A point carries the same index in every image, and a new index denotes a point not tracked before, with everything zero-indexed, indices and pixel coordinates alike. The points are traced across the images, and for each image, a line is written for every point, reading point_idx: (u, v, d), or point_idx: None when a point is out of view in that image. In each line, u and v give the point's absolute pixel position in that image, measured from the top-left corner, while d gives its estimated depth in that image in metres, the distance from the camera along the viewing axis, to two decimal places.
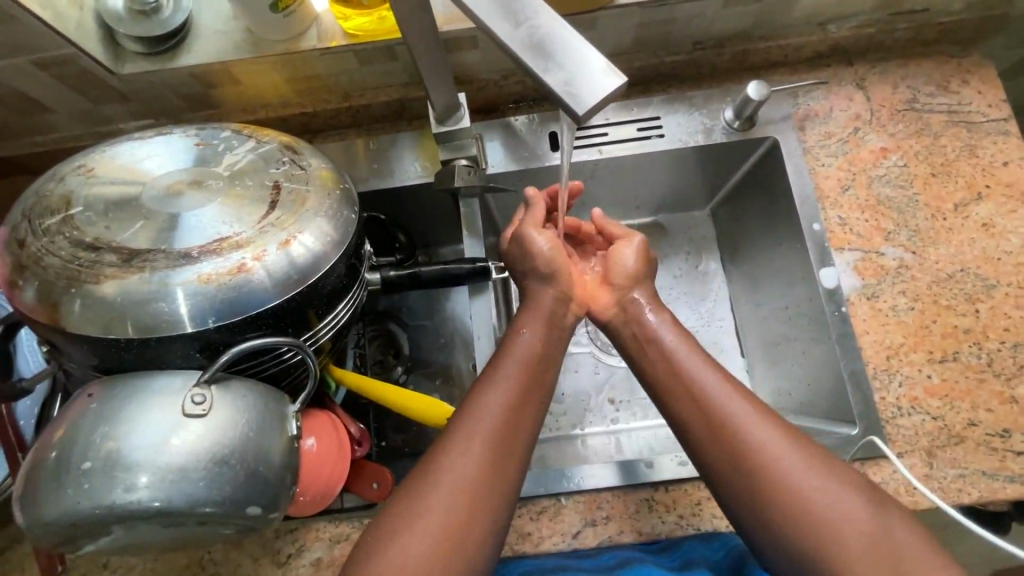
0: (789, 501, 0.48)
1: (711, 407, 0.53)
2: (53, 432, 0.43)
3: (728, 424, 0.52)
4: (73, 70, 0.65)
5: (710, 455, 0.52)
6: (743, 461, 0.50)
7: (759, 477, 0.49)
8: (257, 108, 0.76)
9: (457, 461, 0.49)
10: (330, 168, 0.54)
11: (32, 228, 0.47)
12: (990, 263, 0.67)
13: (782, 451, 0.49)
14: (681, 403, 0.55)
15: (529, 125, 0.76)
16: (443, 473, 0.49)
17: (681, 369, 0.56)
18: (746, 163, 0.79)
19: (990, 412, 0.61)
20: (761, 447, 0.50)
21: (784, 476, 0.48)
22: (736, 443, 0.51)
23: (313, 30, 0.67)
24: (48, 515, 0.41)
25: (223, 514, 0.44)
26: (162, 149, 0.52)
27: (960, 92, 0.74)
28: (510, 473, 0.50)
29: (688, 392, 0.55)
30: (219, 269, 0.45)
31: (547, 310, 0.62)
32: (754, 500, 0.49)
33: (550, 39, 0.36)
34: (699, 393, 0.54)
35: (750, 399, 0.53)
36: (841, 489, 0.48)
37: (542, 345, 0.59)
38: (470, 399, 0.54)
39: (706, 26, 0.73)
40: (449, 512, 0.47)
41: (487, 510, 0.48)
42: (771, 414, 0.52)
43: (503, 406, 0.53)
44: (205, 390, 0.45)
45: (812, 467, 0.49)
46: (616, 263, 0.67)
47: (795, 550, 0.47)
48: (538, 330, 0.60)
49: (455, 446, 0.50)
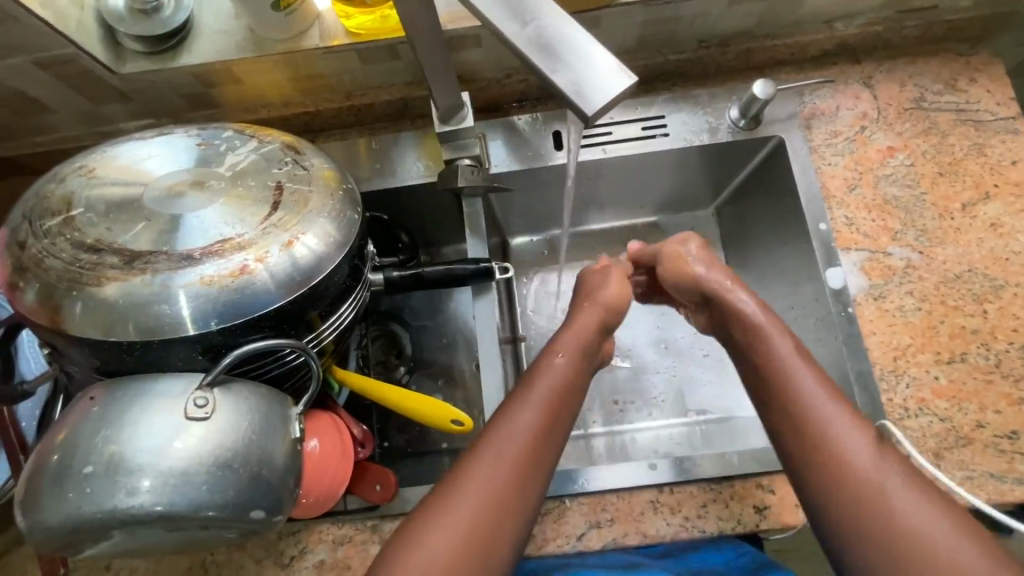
0: (827, 460, 0.49)
1: (772, 371, 0.55)
2: (54, 436, 0.43)
3: (802, 405, 0.52)
4: (73, 69, 0.64)
5: (779, 429, 0.53)
6: (812, 441, 0.50)
7: (825, 459, 0.49)
8: (258, 107, 0.75)
9: (480, 480, 0.49)
10: (332, 168, 0.53)
11: (33, 230, 0.46)
12: (998, 263, 0.66)
13: (851, 436, 0.49)
14: (762, 381, 0.56)
15: (533, 124, 0.75)
16: (463, 493, 0.48)
17: (764, 349, 0.57)
18: (752, 162, 0.78)
19: (998, 414, 0.61)
20: (834, 430, 0.50)
21: (851, 461, 0.48)
22: (809, 423, 0.51)
23: (315, 29, 0.67)
24: (49, 520, 0.41)
25: (226, 518, 0.43)
26: (163, 149, 0.52)
27: (968, 91, 0.73)
28: (527, 499, 0.50)
29: (768, 371, 0.55)
30: (221, 270, 0.45)
31: (586, 332, 0.62)
32: (817, 480, 0.49)
33: (557, 39, 0.35)
34: (779, 374, 0.55)
35: (832, 388, 0.53)
36: (906, 489, 0.46)
37: (574, 369, 0.58)
38: (497, 420, 0.53)
39: (712, 24, 0.72)
40: (467, 531, 0.47)
41: (503, 534, 0.48)
42: (848, 404, 0.52)
43: (533, 426, 0.52)
44: (207, 393, 0.44)
45: (881, 461, 0.48)
46: (684, 278, 0.68)
47: (850, 536, 0.46)
48: (571, 357, 0.59)
49: (478, 468, 0.50)
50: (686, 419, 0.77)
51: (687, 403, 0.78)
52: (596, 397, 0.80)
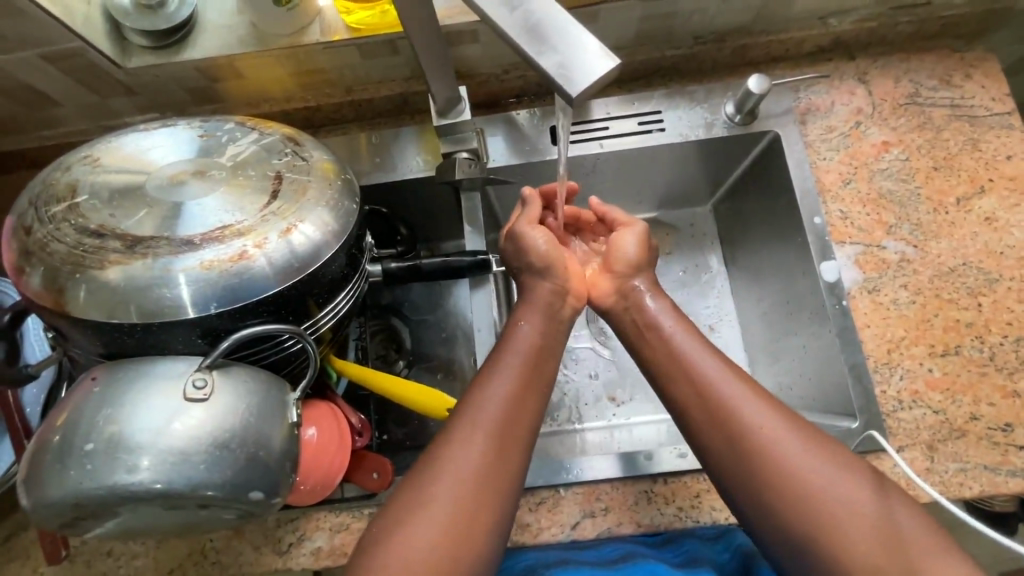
0: (760, 461, 0.49)
1: (689, 369, 0.55)
2: (58, 415, 0.44)
3: (724, 400, 0.52)
4: (80, 63, 0.66)
5: (707, 441, 0.52)
6: (742, 449, 0.50)
7: (756, 466, 0.49)
8: (261, 102, 0.77)
9: (460, 451, 0.50)
10: (331, 160, 0.54)
11: (39, 215, 0.48)
12: (993, 257, 0.66)
13: (779, 434, 0.49)
14: (676, 380, 0.55)
15: (531, 119, 0.76)
16: (444, 466, 0.49)
17: (674, 344, 0.58)
18: (748, 157, 0.79)
19: (992, 407, 0.61)
20: (760, 434, 0.50)
21: (785, 464, 0.48)
22: (736, 432, 0.50)
23: (316, 24, 0.68)
24: (51, 495, 0.42)
25: (225, 498, 0.44)
26: (166, 140, 0.53)
27: (963, 86, 0.74)
28: (508, 475, 0.50)
29: (685, 365, 0.56)
30: (221, 255, 0.46)
31: (546, 301, 0.62)
32: (751, 477, 0.49)
33: (544, 23, 0.36)
34: (697, 378, 0.54)
35: (750, 387, 0.53)
36: (839, 478, 0.47)
37: (543, 335, 0.59)
38: (468, 395, 0.54)
39: (707, 19, 0.73)
40: (454, 505, 0.47)
41: (492, 502, 0.49)
42: (764, 395, 0.52)
43: (507, 396, 0.53)
44: (206, 375, 0.45)
45: (809, 451, 0.49)
46: (617, 251, 0.67)
47: (794, 532, 0.47)
48: (537, 321, 0.60)
49: (454, 447, 0.50)
50: None
51: None
52: (594, 393, 0.80)
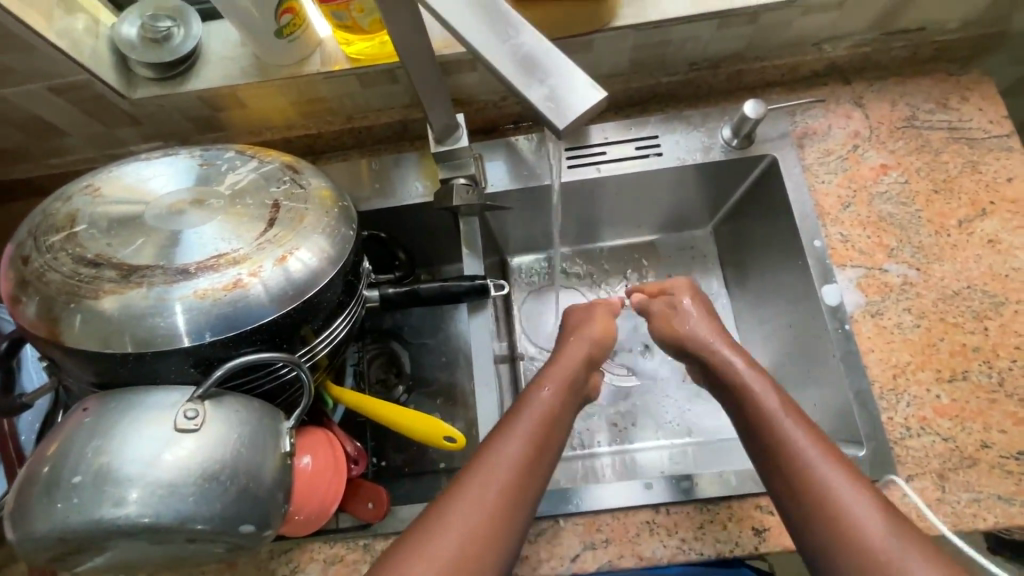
0: (829, 518, 0.47)
1: (764, 421, 0.54)
2: (47, 446, 0.43)
3: (794, 453, 0.51)
4: (87, 95, 0.67)
5: (778, 488, 0.51)
6: (810, 504, 0.48)
7: (823, 521, 0.47)
8: (263, 130, 0.78)
9: (470, 502, 0.49)
10: (329, 188, 0.55)
11: (38, 245, 0.48)
12: (998, 279, 0.65)
13: (849, 495, 0.48)
14: (751, 431, 0.55)
15: (529, 144, 0.77)
16: (455, 516, 0.48)
17: (748, 395, 0.57)
18: (747, 180, 0.79)
19: (1004, 434, 0.59)
20: (831, 491, 0.48)
21: (847, 512, 0.47)
22: (806, 485, 0.49)
23: (316, 55, 0.70)
24: (38, 530, 0.41)
25: (214, 532, 0.43)
26: (166, 170, 0.53)
27: (960, 109, 0.74)
28: (511, 532, 0.49)
29: (755, 417, 0.55)
30: (216, 284, 0.46)
31: (574, 365, 0.63)
32: (820, 533, 0.47)
33: (532, 57, 0.36)
34: (780, 433, 0.53)
35: (820, 438, 0.52)
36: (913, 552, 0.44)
37: (559, 403, 0.58)
38: (484, 447, 0.53)
39: (702, 47, 0.73)
40: (454, 558, 0.46)
41: (492, 559, 0.47)
42: (840, 456, 0.51)
43: (517, 459, 0.52)
44: (198, 405, 0.45)
45: (880, 519, 0.46)
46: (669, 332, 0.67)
47: None
48: (558, 390, 0.59)
49: (465, 499, 0.49)
50: (688, 438, 0.77)
51: (691, 423, 0.77)
52: (598, 419, 0.79)
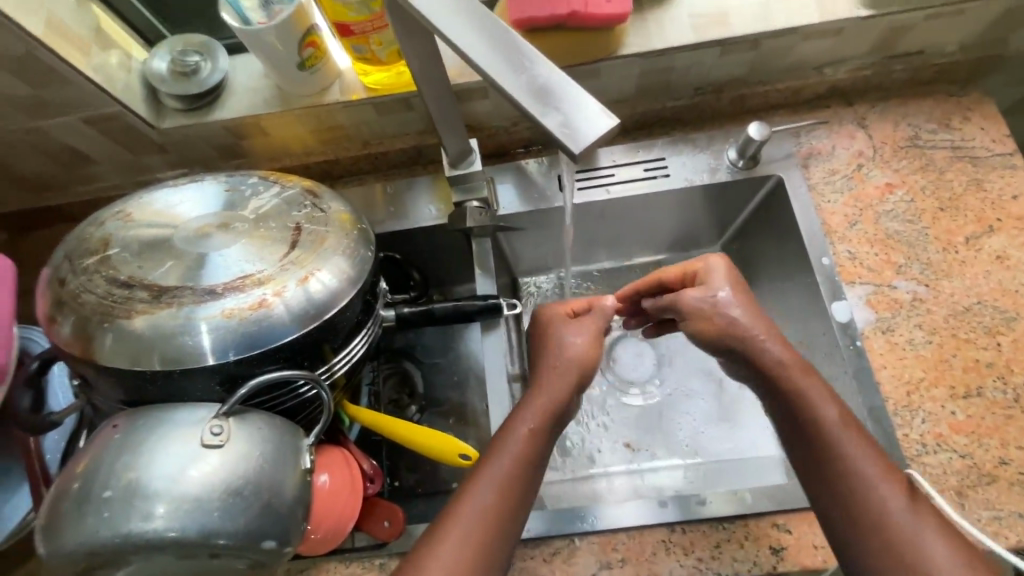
0: (885, 534, 0.49)
1: (817, 433, 0.54)
2: (77, 463, 0.45)
3: (851, 467, 0.52)
4: (119, 125, 0.70)
5: (827, 505, 0.52)
6: (864, 519, 0.50)
7: (874, 535, 0.49)
8: (283, 157, 0.81)
9: (460, 523, 0.51)
10: (348, 211, 0.57)
11: (73, 268, 0.50)
12: (1008, 295, 0.66)
13: (902, 511, 0.49)
14: (800, 442, 0.54)
15: (540, 167, 0.80)
16: (447, 536, 0.51)
17: (803, 402, 0.55)
18: (753, 203, 0.81)
19: (1021, 450, 0.59)
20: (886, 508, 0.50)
21: (900, 528, 0.49)
22: (861, 501, 0.50)
23: (335, 86, 0.73)
24: (67, 544, 0.42)
25: (237, 547, 0.44)
26: (194, 195, 0.56)
27: (962, 129, 0.75)
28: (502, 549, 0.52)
29: (808, 428, 0.54)
30: (241, 304, 0.48)
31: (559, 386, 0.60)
32: (872, 546, 0.49)
33: (547, 86, 0.39)
34: (837, 449, 0.52)
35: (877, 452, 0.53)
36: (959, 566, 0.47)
37: (542, 433, 0.57)
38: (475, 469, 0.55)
39: (705, 72, 0.76)
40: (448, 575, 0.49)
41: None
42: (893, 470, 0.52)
43: (504, 482, 0.54)
44: (223, 422, 0.46)
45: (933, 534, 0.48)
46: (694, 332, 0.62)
47: None
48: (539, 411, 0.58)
49: (456, 520, 0.52)
50: (697, 459, 0.76)
51: (702, 445, 0.77)
52: (609, 438, 0.79)
